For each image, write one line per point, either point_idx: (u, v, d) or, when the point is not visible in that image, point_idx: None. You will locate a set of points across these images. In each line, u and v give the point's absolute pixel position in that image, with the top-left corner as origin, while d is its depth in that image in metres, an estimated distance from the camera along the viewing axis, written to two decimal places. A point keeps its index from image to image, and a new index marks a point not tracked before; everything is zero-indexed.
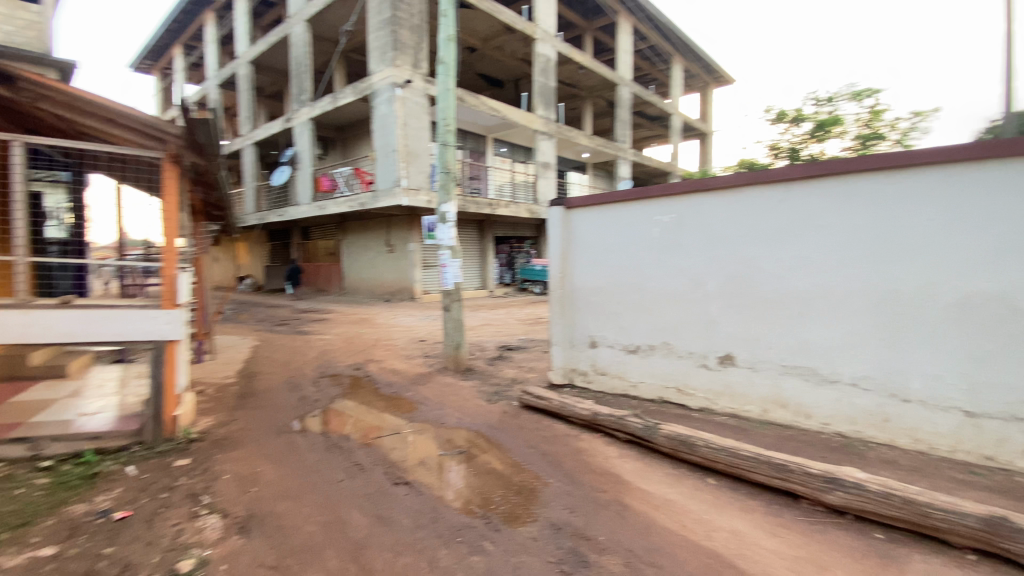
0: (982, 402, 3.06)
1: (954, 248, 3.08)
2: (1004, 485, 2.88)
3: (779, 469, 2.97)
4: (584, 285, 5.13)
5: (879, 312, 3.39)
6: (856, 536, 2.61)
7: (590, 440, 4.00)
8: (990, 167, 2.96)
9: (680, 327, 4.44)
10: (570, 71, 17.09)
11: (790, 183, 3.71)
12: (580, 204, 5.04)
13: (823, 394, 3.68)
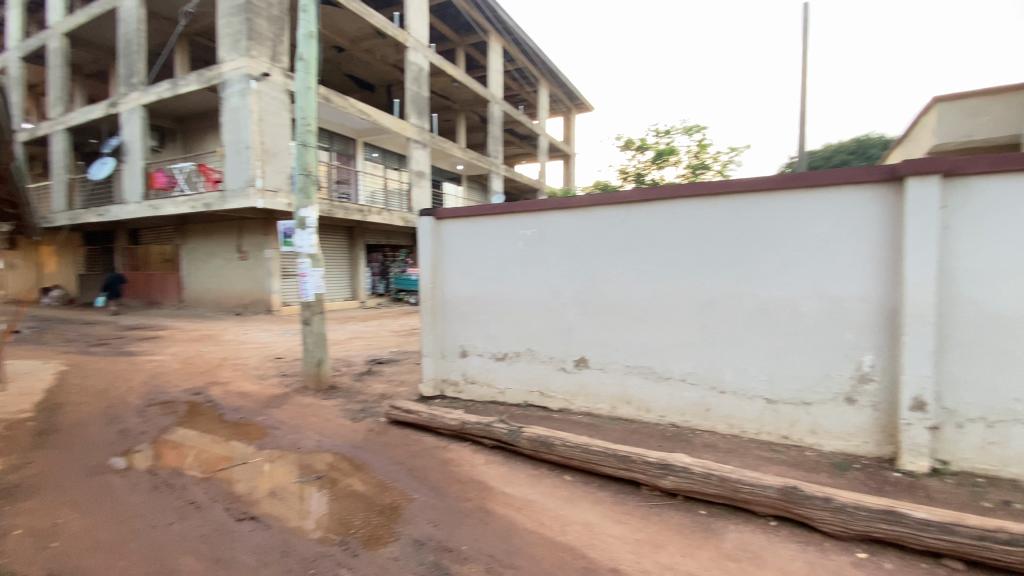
0: (775, 389, 3.72)
1: (754, 263, 3.72)
2: (791, 457, 3.54)
3: (623, 460, 3.29)
4: (452, 295, 5.17)
5: (702, 317, 3.94)
6: (684, 515, 2.98)
7: (457, 451, 4.03)
8: (777, 197, 3.62)
9: (541, 334, 4.70)
10: (444, 83, 17.23)
11: (632, 203, 4.16)
12: (447, 215, 5.08)
13: (660, 390, 4.17)
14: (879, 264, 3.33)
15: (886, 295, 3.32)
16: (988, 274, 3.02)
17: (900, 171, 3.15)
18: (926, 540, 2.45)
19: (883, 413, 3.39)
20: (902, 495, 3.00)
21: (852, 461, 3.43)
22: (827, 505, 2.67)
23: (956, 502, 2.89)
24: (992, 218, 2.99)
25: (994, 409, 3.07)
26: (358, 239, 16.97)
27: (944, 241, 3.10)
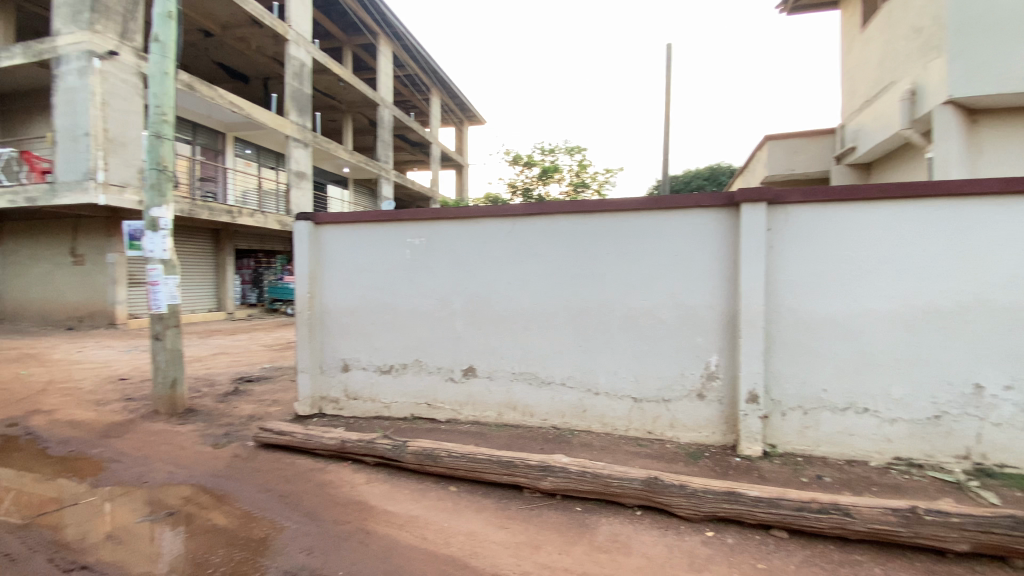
0: (642, 389, 4.09)
1: (624, 274, 4.06)
2: (654, 450, 3.90)
3: (506, 466, 3.37)
4: (333, 305, 4.91)
5: (579, 324, 4.21)
6: (562, 514, 3.14)
7: (336, 471, 3.81)
8: (642, 216, 4.01)
9: (428, 344, 4.65)
10: (329, 82, 16.39)
11: (516, 216, 4.31)
12: (328, 221, 4.83)
13: (543, 395, 4.35)
14: (723, 277, 3.84)
15: (728, 303, 3.83)
16: (800, 286, 3.64)
17: (738, 197, 3.66)
18: (759, 514, 2.85)
19: (727, 406, 3.89)
20: (741, 476, 3.46)
21: (704, 450, 3.88)
22: (683, 491, 2.98)
23: (781, 479, 3.41)
24: (803, 239, 3.61)
25: (807, 398, 3.68)
26: (224, 244, 15.35)
27: (770, 257, 3.67)
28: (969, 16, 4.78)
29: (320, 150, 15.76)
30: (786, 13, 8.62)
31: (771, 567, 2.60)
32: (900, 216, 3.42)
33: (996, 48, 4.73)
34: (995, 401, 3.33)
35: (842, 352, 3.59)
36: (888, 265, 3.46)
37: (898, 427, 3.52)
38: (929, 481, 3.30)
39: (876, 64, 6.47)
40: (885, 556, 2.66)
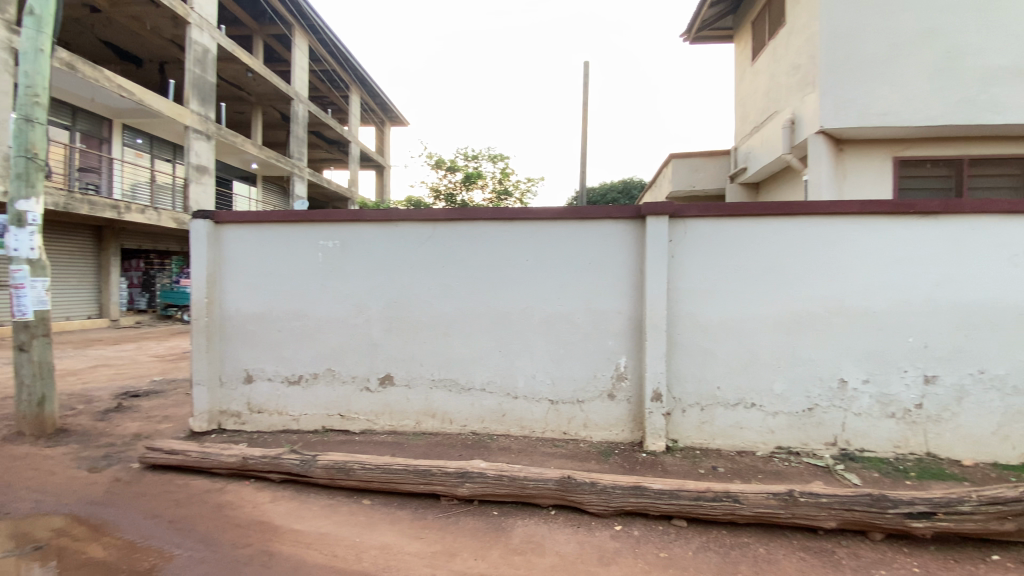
0: (558, 392, 4.22)
1: (541, 281, 4.18)
2: (569, 450, 4.05)
3: (423, 474, 3.32)
4: (236, 312, 4.57)
5: (498, 330, 4.26)
6: (479, 519, 3.16)
7: (237, 491, 3.55)
8: (559, 224, 4.15)
9: (342, 352, 4.47)
10: (237, 71, 15.25)
11: (435, 221, 4.29)
12: (231, 221, 4.49)
13: (461, 401, 4.35)
14: (632, 284, 4.07)
15: (637, 308, 4.08)
16: (698, 293, 3.96)
17: (645, 210, 3.91)
18: (662, 505, 3.05)
19: (635, 405, 4.13)
20: (647, 471, 3.69)
21: (614, 448, 4.09)
22: (594, 489, 3.11)
23: (682, 471, 3.68)
24: (701, 250, 3.94)
25: (704, 395, 4.01)
26: (109, 243, 13.76)
27: (672, 266, 3.96)
28: (837, 59, 5.49)
29: (225, 144, 14.56)
30: (687, 41, 9.31)
31: (672, 554, 2.80)
32: (780, 231, 3.84)
33: (857, 89, 5.48)
34: (856, 393, 3.83)
35: (734, 352, 3.95)
36: (771, 274, 3.86)
37: (780, 419, 3.93)
38: (804, 467, 3.72)
39: (763, 95, 7.22)
40: (767, 536, 2.96)
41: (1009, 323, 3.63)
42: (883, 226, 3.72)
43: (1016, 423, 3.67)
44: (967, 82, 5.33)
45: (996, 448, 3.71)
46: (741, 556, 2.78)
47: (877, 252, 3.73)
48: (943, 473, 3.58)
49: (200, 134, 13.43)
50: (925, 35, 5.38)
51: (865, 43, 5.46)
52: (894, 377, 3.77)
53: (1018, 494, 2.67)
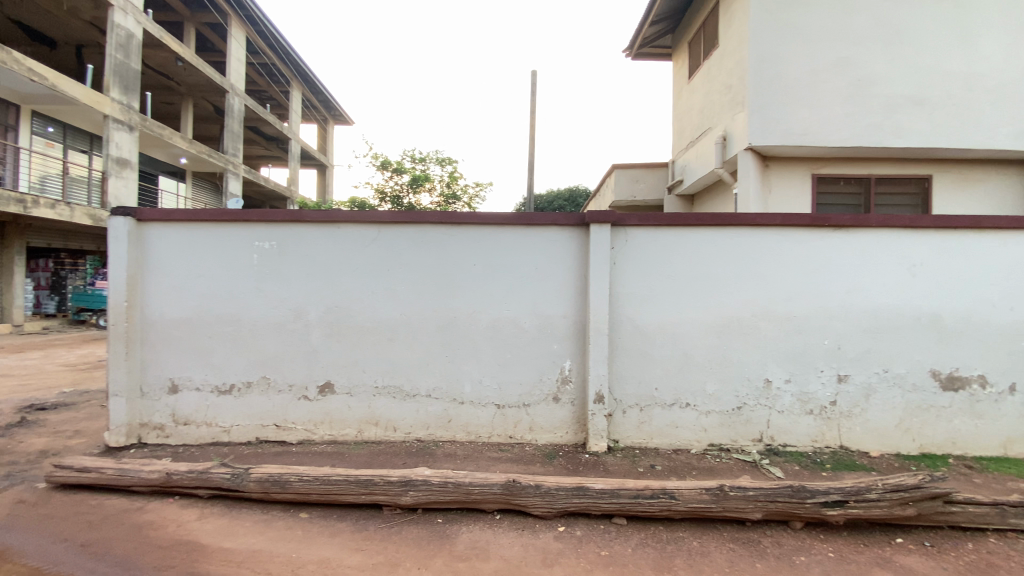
0: (504, 396, 4.24)
1: (488, 286, 4.20)
2: (514, 453, 4.08)
3: (365, 484, 3.22)
4: (161, 318, 4.26)
5: (443, 335, 4.23)
6: (423, 528, 3.11)
7: (160, 509, 3.30)
8: (506, 229, 4.19)
9: (278, 359, 4.28)
10: (166, 60, 14.25)
11: (380, 224, 4.20)
12: (156, 219, 4.19)
13: (406, 407, 4.28)
14: (577, 289, 4.17)
15: (581, 313, 4.18)
16: (638, 299, 4.12)
17: (589, 218, 4.03)
18: (603, 505, 3.13)
19: (579, 407, 4.23)
20: (590, 471, 3.78)
21: (558, 450, 4.16)
22: (538, 491, 3.15)
23: (622, 471, 3.80)
24: (641, 257, 4.10)
25: (643, 396, 4.17)
26: (12, 240, 12.43)
27: (614, 272, 4.10)
28: (764, 81, 5.91)
29: (150, 136, 13.53)
30: (629, 57, 9.68)
31: (612, 552, 2.88)
32: (713, 240, 4.07)
33: (781, 109, 5.91)
34: (779, 392, 4.12)
35: (670, 355, 4.14)
36: (704, 281, 4.09)
37: (712, 417, 4.15)
38: (733, 462, 3.96)
39: (698, 112, 7.63)
40: (700, 530, 3.12)
41: (909, 326, 4.03)
42: (803, 237, 4.04)
43: (915, 417, 4.07)
44: (874, 108, 5.88)
45: (898, 440, 4.09)
46: (676, 550, 2.91)
47: (798, 261, 4.04)
48: (854, 464, 3.92)
49: (122, 124, 12.42)
50: (839, 63, 5.89)
51: (789, 68, 5.90)
52: (812, 376, 4.09)
53: (916, 481, 2.96)
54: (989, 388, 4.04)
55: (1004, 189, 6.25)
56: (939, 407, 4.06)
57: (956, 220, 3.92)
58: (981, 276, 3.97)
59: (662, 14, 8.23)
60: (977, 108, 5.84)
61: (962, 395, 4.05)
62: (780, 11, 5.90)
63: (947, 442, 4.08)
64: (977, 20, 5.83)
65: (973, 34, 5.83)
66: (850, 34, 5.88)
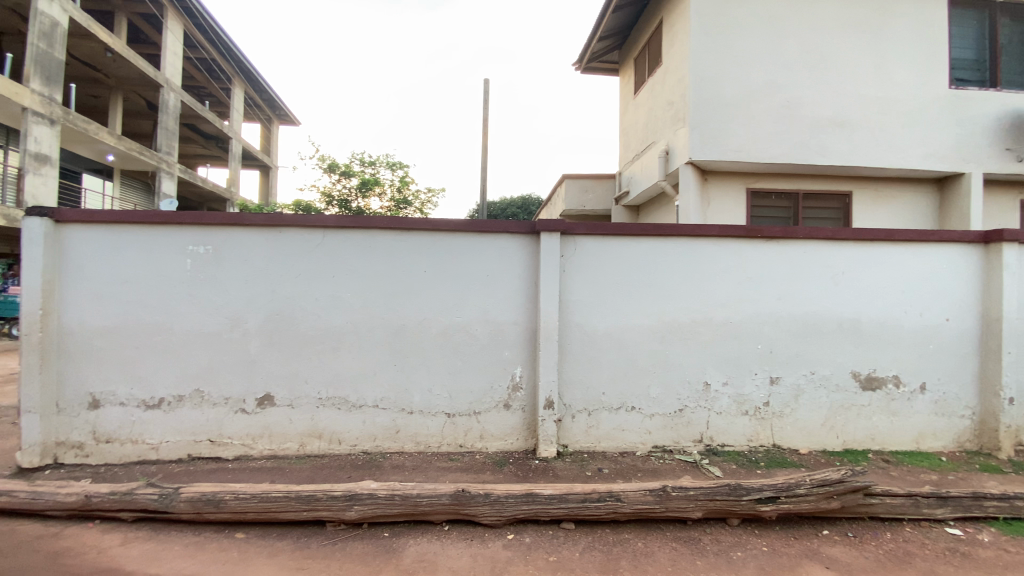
0: (454, 404, 4.21)
1: (438, 293, 4.16)
2: (464, 463, 4.04)
3: (307, 500, 3.09)
4: (81, 328, 3.94)
5: (392, 343, 4.15)
6: (368, 543, 3.03)
7: (78, 535, 3.04)
8: (457, 236, 4.18)
9: (213, 370, 4.05)
10: (92, 49, 13.25)
11: (326, 228, 4.08)
12: (76, 220, 3.88)
13: (352, 419, 4.15)
14: (527, 296, 4.21)
15: (531, 320, 4.22)
16: (586, 306, 4.21)
17: (539, 226, 4.09)
18: (552, 510, 3.16)
19: (529, 413, 4.26)
20: (539, 478, 3.81)
21: (508, 457, 4.17)
22: (487, 500, 3.13)
23: (570, 475, 3.85)
24: (588, 266, 4.20)
25: (591, 400, 4.25)
26: None
27: (563, 280, 4.18)
28: (704, 98, 6.23)
29: (73, 131, 12.45)
30: (579, 70, 9.92)
31: (560, 557, 2.91)
32: (657, 249, 4.24)
33: (720, 126, 6.25)
34: (717, 394, 4.32)
35: (616, 361, 4.25)
36: (649, 288, 4.24)
37: (656, 420, 4.30)
38: (676, 463, 4.11)
39: (643, 126, 7.94)
40: (644, 531, 3.21)
41: (833, 331, 4.34)
42: (739, 247, 4.27)
43: (839, 415, 4.38)
44: (802, 128, 6.33)
45: (825, 437, 4.39)
46: (622, 552, 2.98)
47: (735, 270, 4.27)
48: (785, 461, 4.17)
49: (42, 117, 11.36)
50: (771, 86, 6.31)
51: (727, 88, 6.26)
52: (747, 379, 4.32)
53: (840, 475, 3.18)
54: (903, 387, 4.40)
55: (914, 206, 6.87)
56: (860, 406, 4.39)
57: (873, 233, 4.27)
58: (894, 284, 4.35)
59: (610, 31, 8.51)
60: (890, 131, 6.40)
61: (879, 395, 4.40)
62: (719, 33, 6.25)
63: (867, 438, 4.41)
64: (889, 51, 6.40)
65: (886, 64, 6.40)
66: (780, 58, 6.31)
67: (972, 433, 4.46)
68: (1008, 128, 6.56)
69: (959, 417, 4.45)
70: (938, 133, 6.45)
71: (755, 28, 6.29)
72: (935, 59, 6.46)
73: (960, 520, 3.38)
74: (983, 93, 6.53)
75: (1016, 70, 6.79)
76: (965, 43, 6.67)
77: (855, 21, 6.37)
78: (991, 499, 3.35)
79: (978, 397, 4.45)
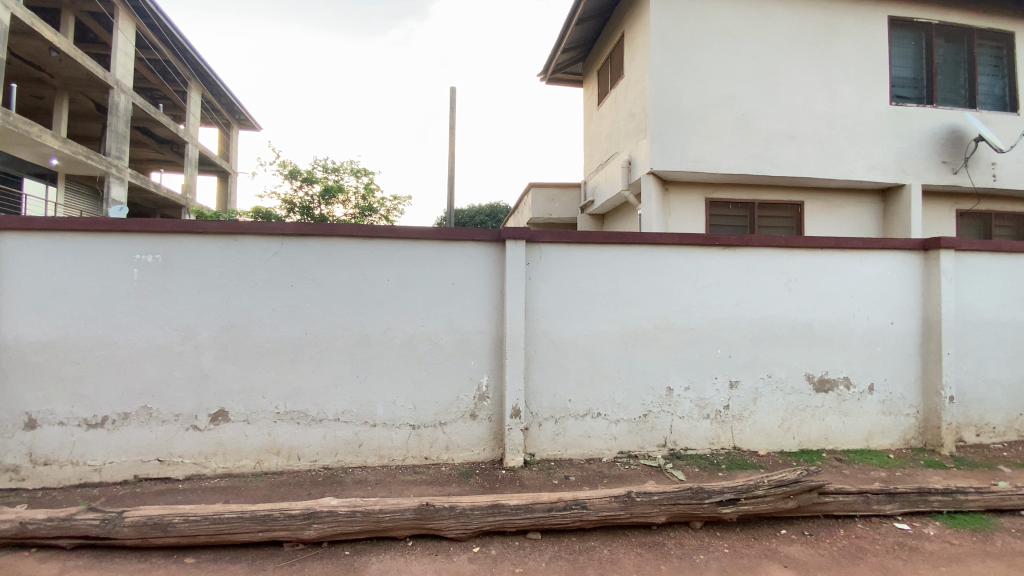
0: (419, 416, 4.14)
1: (402, 301, 4.10)
2: (430, 475, 3.97)
3: (262, 520, 2.95)
4: (16, 342, 3.68)
5: (354, 353, 4.05)
6: (329, 562, 2.92)
7: (10, 566, 2.82)
8: (422, 244, 4.14)
9: (163, 386, 3.85)
10: (36, 48, 12.53)
11: (285, 236, 3.96)
12: (13, 227, 3.64)
13: (311, 433, 4.02)
14: (492, 304, 4.20)
15: (497, 329, 4.20)
16: (551, 313, 4.23)
17: (504, 234, 4.09)
18: (518, 520, 3.13)
19: (496, 423, 4.23)
20: (506, 488, 3.78)
21: (475, 468, 4.12)
22: (452, 513, 3.08)
23: (537, 484, 3.84)
24: (553, 274, 4.23)
25: (557, 407, 4.26)
26: None
27: (528, 288, 4.19)
28: (665, 110, 6.41)
29: (13, 133, 11.49)
30: (544, 80, 10.03)
31: (527, 568, 2.89)
32: (620, 256, 4.30)
33: (680, 137, 6.43)
34: (679, 399, 4.40)
35: (581, 368, 4.28)
36: (612, 295, 4.29)
37: (621, 426, 4.34)
38: (640, 468, 4.16)
39: (607, 136, 8.08)
40: (610, 538, 3.22)
41: (788, 334, 4.50)
42: (698, 254, 4.39)
43: (794, 417, 4.53)
44: (757, 140, 6.59)
45: (782, 438, 4.53)
46: (588, 560, 2.98)
47: (695, 277, 4.38)
48: (745, 463, 4.29)
49: None
50: (728, 99, 6.55)
51: (687, 100, 6.46)
52: (708, 383, 4.42)
53: (796, 475, 3.28)
54: (853, 388, 4.60)
55: (860, 215, 7.24)
56: (813, 407, 4.56)
57: (823, 241, 4.47)
58: (843, 290, 4.55)
59: (574, 43, 8.67)
60: (838, 145, 6.73)
61: (831, 396, 4.58)
62: (678, 48, 6.46)
63: (821, 438, 4.58)
64: (837, 69, 6.76)
65: (834, 81, 6.74)
66: (736, 73, 6.57)
67: (916, 430, 4.70)
68: (944, 142, 7.00)
69: (905, 416, 4.68)
70: (881, 147, 6.83)
71: (712, 44, 6.53)
72: (878, 77, 6.85)
73: (908, 514, 3.54)
74: (921, 109, 6.97)
75: (950, 88, 7.27)
76: (905, 62, 7.11)
77: (804, 39, 6.70)
78: (935, 493, 3.52)
79: (921, 397, 4.70)
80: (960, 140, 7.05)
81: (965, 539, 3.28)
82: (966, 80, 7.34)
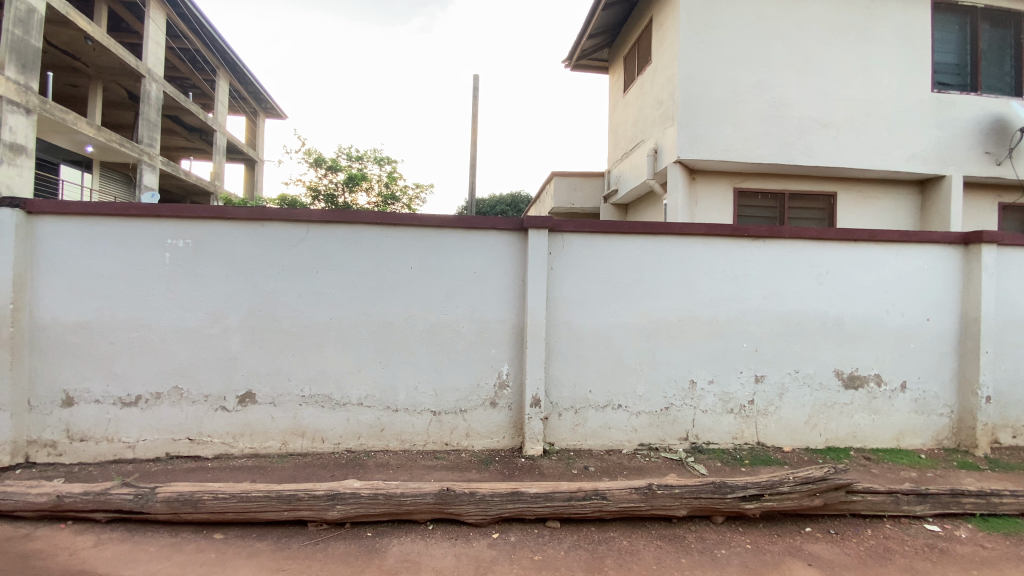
0: (440, 402, 4.17)
1: (424, 289, 4.11)
2: (450, 461, 4.02)
3: (287, 500, 3.02)
4: (54, 323, 3.82)
5: (377, 339, 4.09)
6: (351, 543, 2.98)
7: (50, 537, 2.95)
8: (445, 233, 4.14)
9: (192, 368, 3.96)
10: (72, 37, 12.76)
11: (310, 223, 4.00)
12: (50, 211, 3.76)
13: (335, 417, 4.10)
14: (513, 294, 4.18)
15: (517, 318, 4.19)
16: (573, 303, 4.20)
17: (526, 223, 4.08)
18: (537, 509, 3.14)
19: (515, 411, 4.24)
20: (525, 476, 3.80)
21: (494, 455, 4.15)
22: (472, 499, 3.10)
23: (556, 474, 3.85)
24: (576, 264, 4.19)
25: (577, 398, 4.25)
26: None
27: (551, 278, 4.16)
28: (692, 98, 6.25)
29: (50, 120, 11.82)
30: (568, 67, 9.87)
31: (545, 556, 2.89)
32: (644, 247, 4.23)
33: (708, 126, 6.27)
34: (703, 393, 4.34)
35: (603, 358, 4.24)
36: (635, 287, 4.23)
37: (642, 418, 4.30)
38: (662, 461, 4.12)
39: (631, 125, 7.95)
40: (630, 529, 3.21)
41: (817, 329, 4.38)
42: (725, 245, 4.29)
43: (821, 413, 4.43)
44: (789, 129, 6.38)
45: (808, 435, 4.43)
46: (607, 550, 2.98)
47: (720, 269, 4.28)
48: (769, 458, 4.22)
49: (17, 106, 10.60)
50: (759, 86, 6.34)
51: (716, 87, 6.28)
52: (733, 377, 4.34)
53: (822, 473, 3.20)
54: (884, 386, 4.46)
55: (896, 207, 6.97)
56: (841, 405, 4.44)
57: (856, 233, 4.32)
58: (877, 285, 4.40)
59: (601, 28, 8.47)
60: (874, 133, 6.47)
61: (861, 393, 4.46)
62: (707, 33, 6.27)
63: (849, 436, 4.47)
64: (875, 54, 6.47)
65: (872, 67, 6.46)
66: (768, 59, 6.35)
67: (950, 430, 4.54)
68: (986, 132, 6.67)
69: (938, 415, 4.52)
70: (920, 136, 6.54)
71: (744, 29, 6.31)
72: (919, 63, 6.54)
73: (939, 516, 3.43)
74: (963, 97, 6.64)
75: (994, 75, 6.90)
76: (947, 48, 6.77)
77: (842, 23, 6.43)
78: (968, 495, 3.40)
79: (957, 396, 4.53)
80: (1004, 130, 6.71)
81: (999, 542, 3.16)
82: (1012, 67, 6.95)
